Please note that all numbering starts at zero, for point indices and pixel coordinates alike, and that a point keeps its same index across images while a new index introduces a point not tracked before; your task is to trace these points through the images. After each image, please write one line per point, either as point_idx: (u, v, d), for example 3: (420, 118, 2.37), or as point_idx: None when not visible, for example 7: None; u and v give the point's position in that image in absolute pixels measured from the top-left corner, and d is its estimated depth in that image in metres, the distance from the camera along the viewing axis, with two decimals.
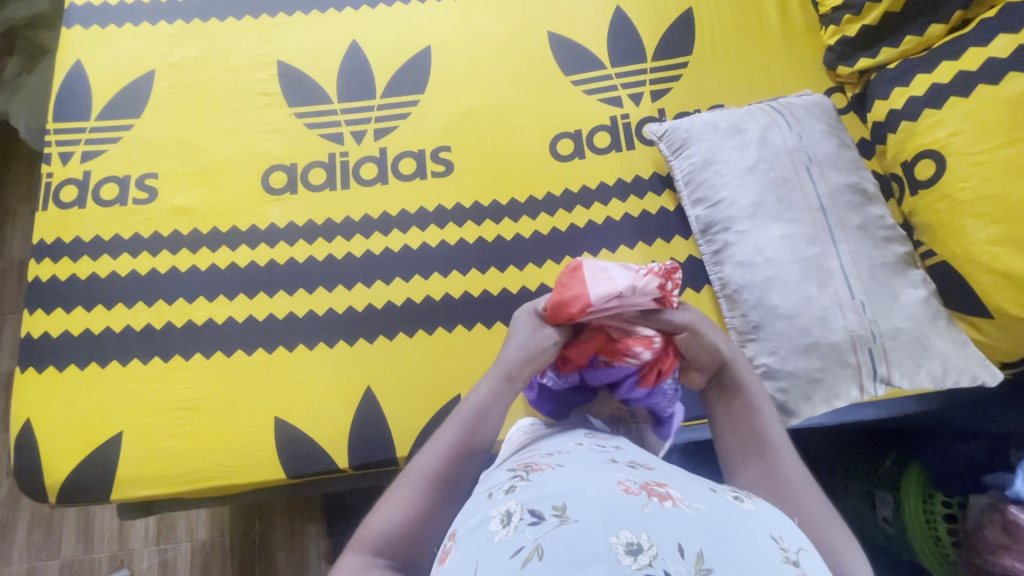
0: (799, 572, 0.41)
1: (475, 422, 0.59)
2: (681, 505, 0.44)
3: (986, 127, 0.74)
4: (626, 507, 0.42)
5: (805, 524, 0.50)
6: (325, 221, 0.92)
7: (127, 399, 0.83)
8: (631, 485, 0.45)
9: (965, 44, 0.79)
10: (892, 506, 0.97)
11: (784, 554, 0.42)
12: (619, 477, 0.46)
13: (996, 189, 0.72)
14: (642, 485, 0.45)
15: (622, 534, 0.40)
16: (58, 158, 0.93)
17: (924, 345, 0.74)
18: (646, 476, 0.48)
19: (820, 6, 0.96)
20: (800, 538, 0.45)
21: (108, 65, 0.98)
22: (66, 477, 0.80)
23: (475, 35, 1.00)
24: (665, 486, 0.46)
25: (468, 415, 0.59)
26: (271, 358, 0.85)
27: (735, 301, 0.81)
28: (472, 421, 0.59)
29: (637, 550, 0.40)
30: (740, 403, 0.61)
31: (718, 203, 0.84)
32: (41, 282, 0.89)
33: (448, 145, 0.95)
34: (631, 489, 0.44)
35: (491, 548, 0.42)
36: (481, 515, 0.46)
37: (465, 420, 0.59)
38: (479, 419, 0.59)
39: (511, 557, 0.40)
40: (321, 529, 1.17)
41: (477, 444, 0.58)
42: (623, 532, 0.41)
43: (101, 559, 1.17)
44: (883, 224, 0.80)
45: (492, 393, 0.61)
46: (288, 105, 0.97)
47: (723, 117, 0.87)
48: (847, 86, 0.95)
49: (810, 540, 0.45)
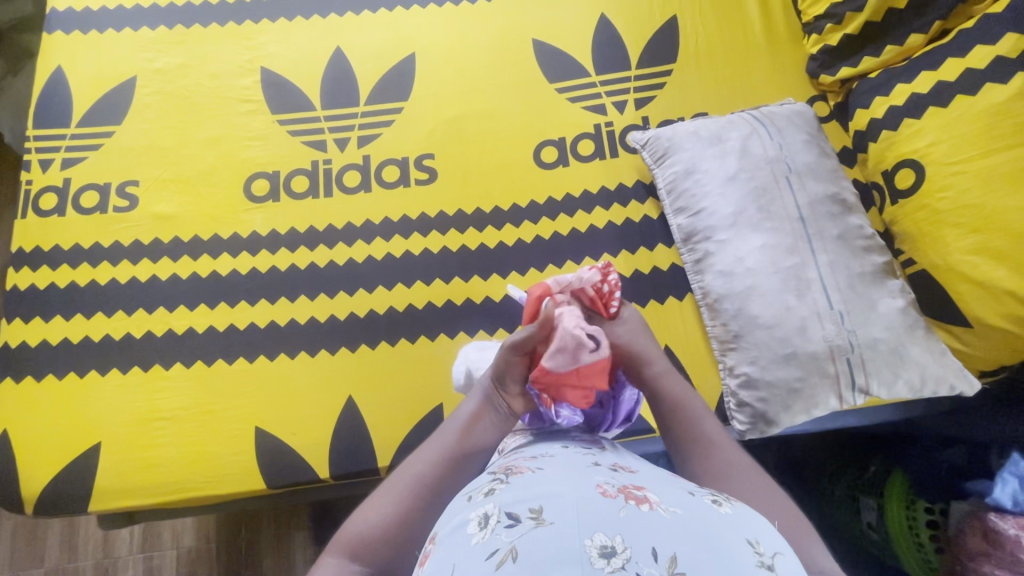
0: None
1: (461, 434, 0.59)
2: (658, 508, 0.44)
3: (963, 137, 0.74)
4: (602, 511, 0.42)
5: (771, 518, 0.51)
6: (308, 229, 0.92)
7: (106, 409, 0.83)
8: (608, 488, 0.46)
9: (944, 54, 0.79)
10: (875, 512, 0.96)
11: (758, 558, 0.41)
12: (598, 480, 0.47)
13: (973, 199, 0.72)
14: (620, 488, 0.46)
15: (596, 537, 0.40)
16: (38, 165, 0.93)
17: (901, 355, 0.75)
18: (625, 480, 0.48)
19: (803, 15, 0.96)
20: (777, 542, 0.44)
21: (89, 71, 0.97)
22: (43, 488, 0.80)
23: (460, 42, 1.00)
24: (643, 489, 0.46)
25: (452, 428, 0.59)
26: (253, 367, 0.85)
27: (716, 311, 0.81)
28: (458, 436, 0.59)
29: (610, 554, 0.40)
30: (668, 402, 0.63)
31: (699, 213, 0.84)
32: (20, 290, 0.88)
33: (432, 153, 0.95)
34: (608, 492, 0.45)
35: (468, 551, 0.42)
36: (461, 518, 0.46)
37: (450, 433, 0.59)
38: (464, 431, 0.59)
39: (486, 558, 0.40)
40: (307, 536, 1.17)
41: (462, 454, 0.58)
42: (597, 535, 0.41)
43: (86, 566, 1.16)
44: (863, 234, 0.81)
45: (477, 408, 0.61)
46: (272, 112, 0.96)
47: (705, 126, 0.87)
48: (829, 94, 0.96)
49: (787, 544, 0.44)
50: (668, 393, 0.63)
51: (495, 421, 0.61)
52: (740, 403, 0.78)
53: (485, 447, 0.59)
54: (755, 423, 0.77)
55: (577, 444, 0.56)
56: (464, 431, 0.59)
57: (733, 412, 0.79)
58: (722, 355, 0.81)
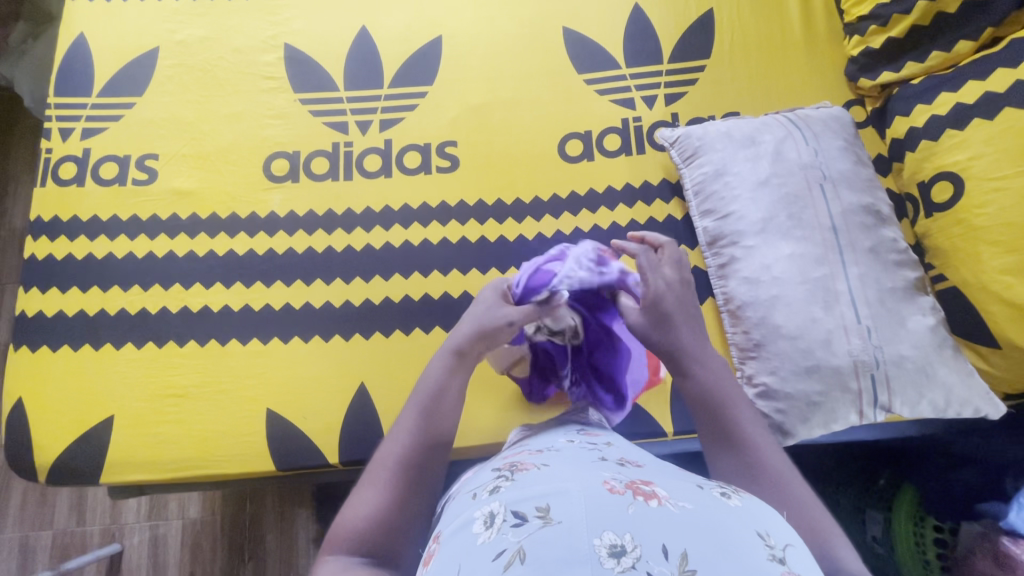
0: (785, 570, 0.40)
1: (432, 406, 0.61)
2: (667, 504, 0.43)
3: (1007, 153, 0.71)
4: (611, 507, 0.42)
5: (796, 520, 0.51)
6: (326, 211, 0.91)
7: (120, 383, 0.83)
8: (615, 484, 0.44)
9: (993, 63, 0.76)
10: (882, 526, 0.98)
11: (770, 551, 0.41)
12: (605, 476, 0.46)
13: (1013, 217, 0.70)
14: (627, 484, 0.45)
15: (606, 536, 0.39)
16: (58, 134, 0.92)
17: (928, 374, 0.73)
18: (632, 474, 0.47)
19: (846, 15, 0.93)
20: (788, 533, 0.44)
21: (112, 39, 0.96)
22: (56, 458, 0.80)
23: (488, 26, 0.97)
24: (651, 485, 0.45)
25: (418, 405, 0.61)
26: (266, 349, 0.85)
27: (738, 318, 0.79)
28: (427, 409, 0.60)
29: (620, 553, 0.39)
30: (707, 392, 0.62)
31: (727, 217, 0.82)
32: (37, 259, 0.88)
33: (455, 140, 0.93)
34: (615, 488, 0.44)
35: (474, 551, 0.41)
36: (465, 517, 0.45)
37: (426, 403, 0.61)
38: (440, 399, 0.61)
39: (493, 559, 0.40)
40: (310, 515, 1.18)
41: (438, 426, 0.60)
42: (606, 533, 0.40)
43: (93, 531, 1.18)
44: (896, 247, 0.78)
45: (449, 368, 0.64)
46: (294, 91, 0.95)
47: (738, 127, 0.85)
48: (867, 99, 0.93)
49: (796, 535, 0.44)
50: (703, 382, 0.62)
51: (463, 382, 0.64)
52: None
53: (456, 413, 0.62)
54: (771, 434, 0.76)
55: (580, 442, 0.56)
56: (438, 400, 0.61)
57: None
58: (741, 364, 0.79)
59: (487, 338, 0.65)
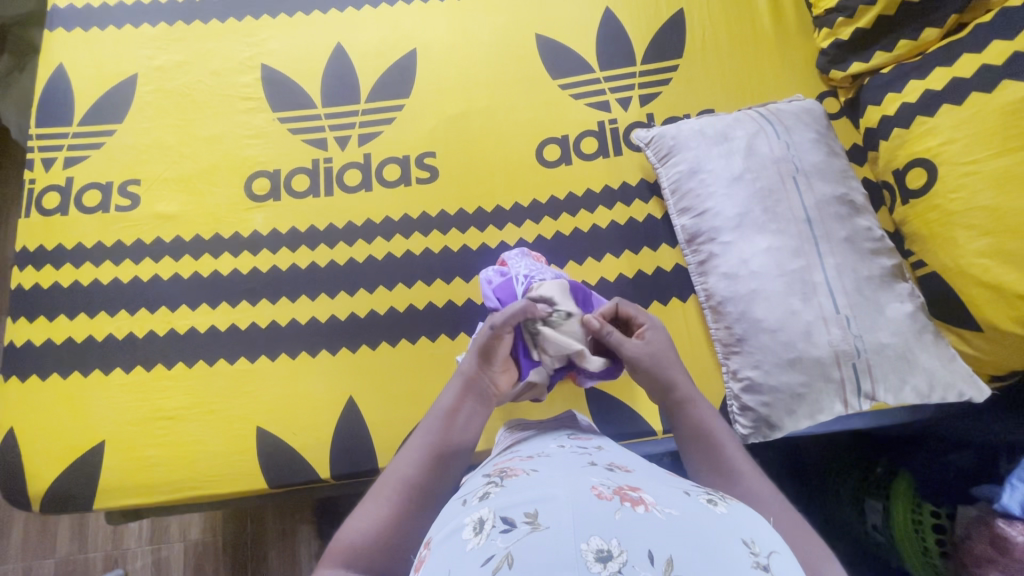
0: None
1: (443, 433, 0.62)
2: (654, 510, 0.43)
3: (978, 135, 0.72)
4: (599, 513, 0.42)
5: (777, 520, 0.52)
6: (308, 228, 0.91)
7: (110, 408, 0.83)
8: (604, 490, 0.45)
9: (960, 49, 0.76)
10: (881, 514, 0.95)
11: (754, 559, 0.40)
12: (593, 482, 0.46)
13: (986, 200, 0.70)
14: (615, 490, 0.45)
15: (592, 541, 0.39)
16: (41, 164, 0.93)
17: (909, 360, 0.73)
18: (620, 480, 0.47)
19: (813, 8, 0.94)
20: (774, 541, 0.44)
21: (91, 68, 0.97)
22: (49, 487, 0.81)
23: (462, 37, 0.98)
24: (639, 491, 0.45)
25: (435, 421, 0.64)
26: (254, 367, 0.85)
27: (720, 313, 0.80)
28: (432, 436, 0.62)
29: (606, 557, 0.39)
30: (688, 423, 0.63)
31: (704, 214, 0.83)
32: (24, 289, 0.89)
33: (434, 151, 0.94)
34: (603, 494, 0.44)
35: (463, 557, 0.41)
36: (456, 523, 0.46)
37: (433, 427, 0.63)
38: (448, 422, 0.64)
39: (481, 564, 0.40)
40: (312, 530, 1.18)
41: (445, 445, 0.62)
42: (593, 539, 0.40)
43: (95, 558, 1.18)
44: (872, 236, 0.79)
45: (458, 396, 0.66)
46: (272, 110, 0.96)
47: (711, 124, 0.86)
48: (840, 90, 0.94)
49: (783, 543, 0.44)
50: (693, 418, 0.63)
51: (472, 412, 0.66)
52: (743, 407, 0.77)
53: (467, 432, 0.64)
54: (758, 428, 0.76)
55: (572, 447, 0.56)
56: (446, 424, 0.64)
57: (736, 416, 0.78)
58: (726, 358, 0.80)
59: (488, 362, 0.69)
